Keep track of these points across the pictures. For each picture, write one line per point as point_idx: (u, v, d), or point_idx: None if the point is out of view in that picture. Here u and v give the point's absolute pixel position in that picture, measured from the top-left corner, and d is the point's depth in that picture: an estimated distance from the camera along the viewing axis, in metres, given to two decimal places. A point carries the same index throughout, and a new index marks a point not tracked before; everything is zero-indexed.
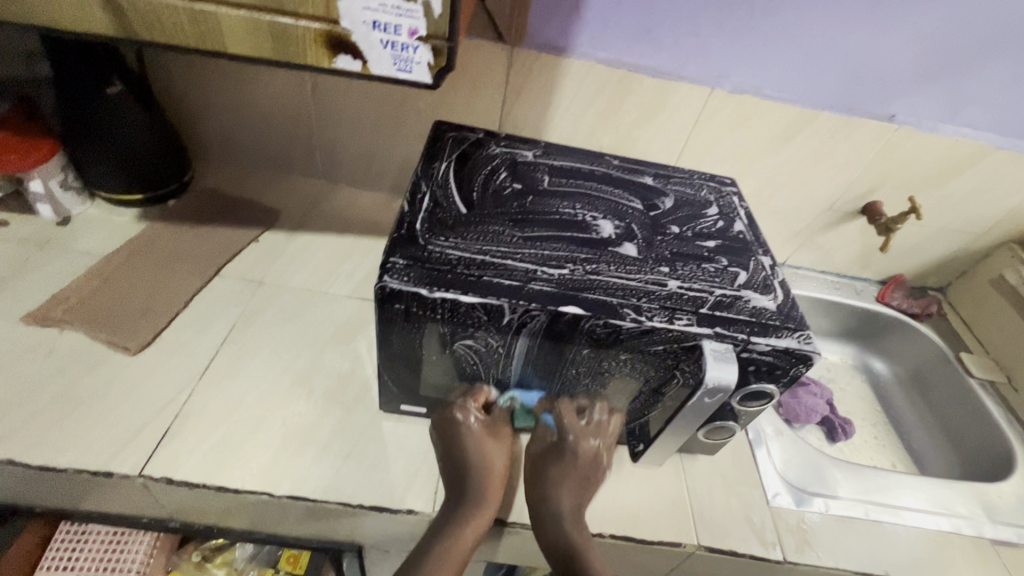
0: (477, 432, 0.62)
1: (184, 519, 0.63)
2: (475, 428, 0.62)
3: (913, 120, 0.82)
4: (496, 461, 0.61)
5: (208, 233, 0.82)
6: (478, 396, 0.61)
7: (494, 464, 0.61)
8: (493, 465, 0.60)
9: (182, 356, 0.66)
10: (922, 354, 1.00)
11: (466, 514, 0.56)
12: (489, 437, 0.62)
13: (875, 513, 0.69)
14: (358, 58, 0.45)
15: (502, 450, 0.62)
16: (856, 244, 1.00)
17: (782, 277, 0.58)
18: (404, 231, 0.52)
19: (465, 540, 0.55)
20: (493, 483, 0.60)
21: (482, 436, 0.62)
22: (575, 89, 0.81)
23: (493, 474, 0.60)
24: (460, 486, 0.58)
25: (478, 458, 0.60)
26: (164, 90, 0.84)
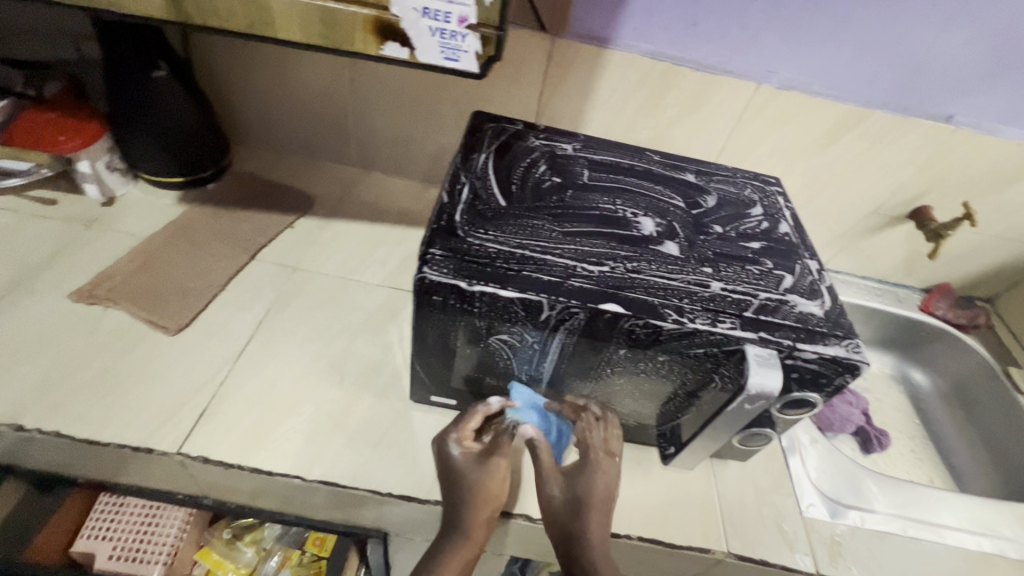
0: (469, 458, 0.56)
1: (218, 497, 0.65)
2: (469, 452, 0.57)
3: (972, 122, 0.78)
4: (496, 484, 0.55)
5: (246, 218, 0.83)
6: (466, 421, 0.58)
7: (491, 489, 0.55)
8: (490, 491, 0.55)
9: (219, 338, 0.68)
10: (967, 366, 0.96)
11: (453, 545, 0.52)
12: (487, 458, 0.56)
13: (913, 529, 0.66)
14: (406, 46, 0.45)
15: (499, 473, 0.56)
16: (901, 249, 0.97)
17: (830, 282, 0.56)
18: (444, 222, 0.52)
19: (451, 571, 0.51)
20: (487, 510, 0.54)
21: (476, 460, 0.56)
22: (615, 82, 0.79)
23: (493, 501, 0.55)
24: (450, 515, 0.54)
25: (469, 486, 0.54)
26: (206, 75, 0.85)
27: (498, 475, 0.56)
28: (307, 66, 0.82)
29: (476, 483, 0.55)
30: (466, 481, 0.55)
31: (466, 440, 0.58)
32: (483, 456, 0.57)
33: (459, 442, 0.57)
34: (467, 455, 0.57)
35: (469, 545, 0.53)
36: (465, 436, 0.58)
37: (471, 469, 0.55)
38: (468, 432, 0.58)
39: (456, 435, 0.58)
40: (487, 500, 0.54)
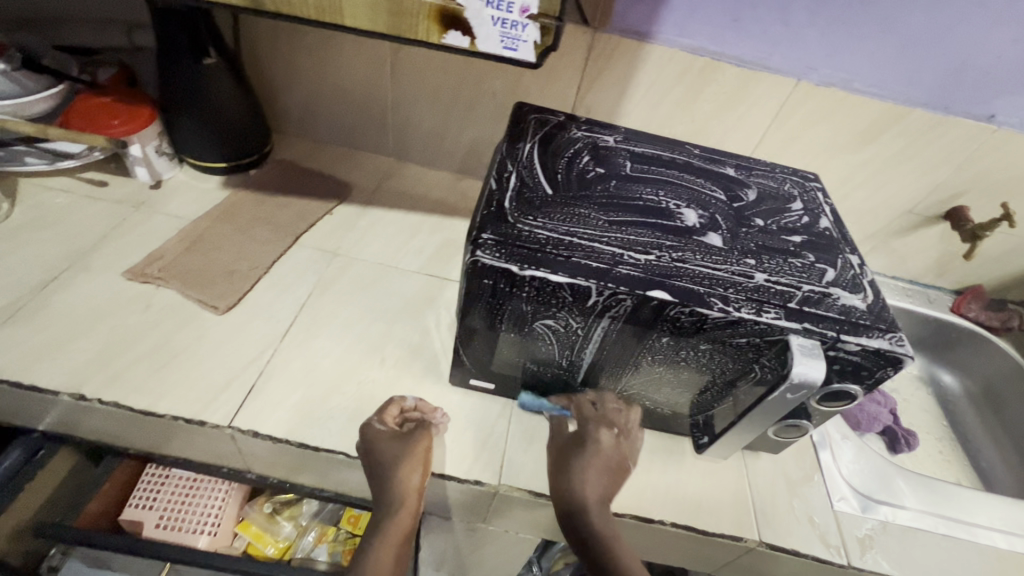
0: (388, 438, 0.59)
1: (261, 471, 0.67)
2: (387, 432, 0.60)
3: (1014, 122, 0.78)
4: (415, 462, 0.58)
5: (287, 203, 0.85)
6: (385, 410, 0.61)
7: (411, 467, 0.57)
8: (407, 470, 0.57)
9: (264, 318, 0.70)
10: (998, 369, 0.96)
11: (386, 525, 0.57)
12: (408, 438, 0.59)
13: (945, 526, 0.67)
14: (468, 35, 0.46)
15: (416, 454, 0.58)
16: (935, 250, 0.96)
17: (872, 277, 0.56)
18: (493, 208, 0.53)
19: (388, 553, 0.56)
20: (411, 487, 0.58)
21: (394, 439, 0.59)
22: (654, 76, 0.80)
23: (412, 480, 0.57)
24: (379, 494, 0.58)
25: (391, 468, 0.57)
26: (251, 62, 0.87)
27: (418, 453, 0.58)
28: (349, 56, 0.84)
29: (392, 461, 0.57)
30: (382, 460, 0.57)
31: (386, 423, 0.61)
32: (399, 434, 0.59)
33: (378, 425, 0.60)
34: (385, 435, 0.59)
35: (400, 525, 0.58)
36: (386, 421, 0.61)
37: (389, 448, 0.58)
38: (387, 418, 0.61)
39: (377, 420, 0.61)
40: (409, 476, 0.57)
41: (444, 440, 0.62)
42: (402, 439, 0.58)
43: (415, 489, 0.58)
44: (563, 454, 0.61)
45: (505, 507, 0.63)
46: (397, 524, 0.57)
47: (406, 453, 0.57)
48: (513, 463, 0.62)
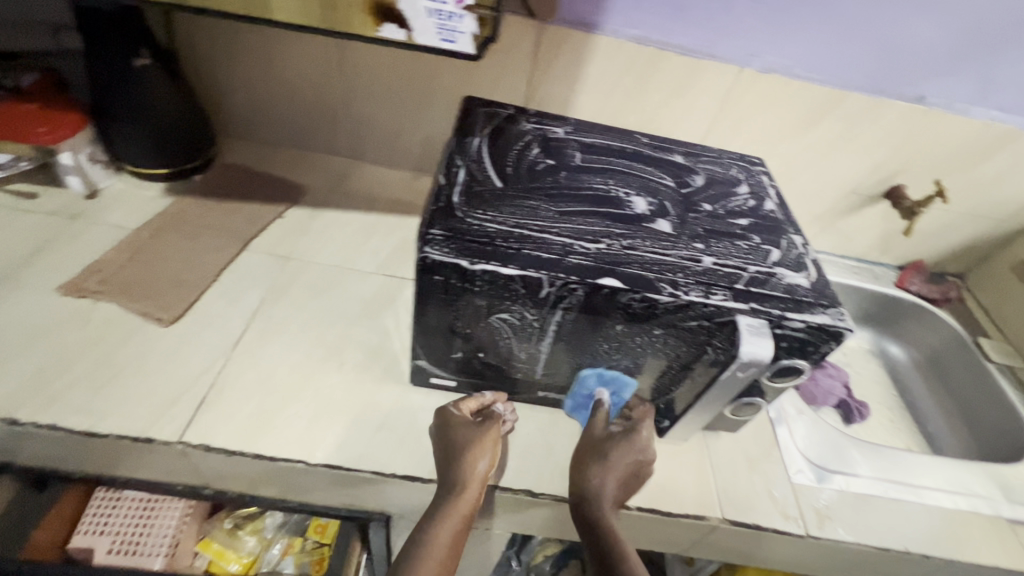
0: (463, 422, 0.59)
1: (218, 487, 0.65)
2: (463, 417, 0.60)
3: (942, 102, 0.82)
4: (484, 447, 0.57)
5: (235, 208, 0.82)
6: (465, 398, 0.62)
7: (480, 452, 0.57)
8: (476, 450, 0.56)
9: (215, 328, 0.67)
10: (941, 338, 1.00)
11: (447, 505, 0.53)
12: (482, 425, 0.59)
13: (895, 490, 0.70)
14: (404, 27, 0.45)
15: (486, 439, 0.58)
16: (877, 228, 1.00)
17: (815, 256, 0.58)
18: (442, 203, 0.52)
19: (443, 537, 0.51)
20: (478, 471, 0.56)
21: (472, 425, 0.59)
22: (603, 68, 0.80)
23: (481, 461, 0.56)
24: (445, 473, 0.56)
25: (467, 445, 0.57)
26: (189, 63, 0.84)
27: (488, 438, 0.58)
28: (293, 54, 0.81)
29: (467, 440, 0.57)
30: (457, 439, 0.57)
31: (461, 410, 0.61)
32: (474, 422, 0.60)
33: (454, 410, 0.61)
34: (461, 420, 0.60)
35: (459, 508, 0.53)
36: (464, 407, 0.61)
37: (465, 431, 0.58)
38: (465, 407, 0.62)
39: (455, 406, 0.61)
40: (474, 461, 0.56)
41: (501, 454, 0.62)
42: (476, 427, 0.59)
43: (478, 475, 0.55)
44: (596, 447, 0.58)
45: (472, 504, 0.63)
46: (457, 505, 0.54)
47: (478, 436, 0.57)
48: None
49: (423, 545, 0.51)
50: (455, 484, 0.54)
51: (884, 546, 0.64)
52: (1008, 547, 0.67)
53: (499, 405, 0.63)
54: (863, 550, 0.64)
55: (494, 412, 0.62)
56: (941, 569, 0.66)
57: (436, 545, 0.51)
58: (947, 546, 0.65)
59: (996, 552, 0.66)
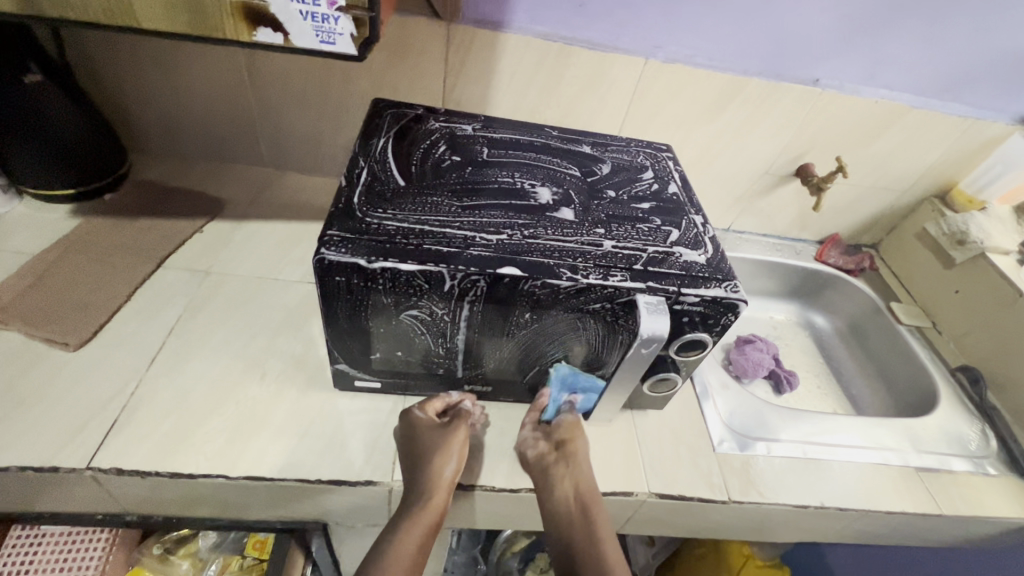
0: (428, 427, 0.61)
1: (141, 512, 0.63)
2: (429, 421, 0.61)
3: (836, 83, 0.87)
4: (450, 452, 0.59)
5: (150, 226, 0.80)
6: (427, 400, 0.63)
7: (446, 455, 0.58)
8: (442, 457, 0.58)
9: (128, 349, 0.65)
10: (858, 306, 1.07)
11: (411, 517, 0.55)
12: (447, 429, 0.60)
13: (812, 451, 0.74)
14: (279, 31, 0.45)
15: (453, 442, 0.59)
16: (793, 206, 1.06)
17: (712, 233, 0.61)
18: (342, 205, 0.52)
19: (406, 547, 0.54)
20: (443, 479, 0.57)
21: (438, 429, 0.60)
22: (515, 65, 0.82)
23: (447, 468, 0.58)
24: (411, 481, 0.58)
25: (434, 452, 0.58)
26: (89, 78, 0.81)
27: (454, 442, 0.59)
28: (200, 64, 0.79)
29: (433, 447, 0.58)
30: (423, 446, 0.59)
31: (426, 411, 0.62)
32: (440, 425, 0.61)
33: (419, 412, 0.62)
34: (425, 424, 0.61)
35: (424, 518, 0.55)
36: (428, 410, 0.63)
37: (431, 435, 0.59)
38: (429, 408, 0.63)
39: (416, 408, 0.62)
40: (439, 469, 0.57)
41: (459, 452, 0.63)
42: (442, 429, 0.60)
43: (444, 482, 0.57)
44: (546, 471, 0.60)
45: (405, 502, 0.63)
46: (421, 516, 0.56)
47: (443, 442, 0.59)
48: None
49: (386, 557, 0.53)
50: (420, 494, 0.56)
51: (801, 504, 0.67)
52: (915, 495, 0.72)
53: (464, 403, 0.65)
54: (783, 508, 0.67)
55: (461, 411, 0.64)
56: (856, 519, 0.70)
57: (399, 556, 0.53)
58: (860, 499, 0.70)
59: (903, 499, 0.71)
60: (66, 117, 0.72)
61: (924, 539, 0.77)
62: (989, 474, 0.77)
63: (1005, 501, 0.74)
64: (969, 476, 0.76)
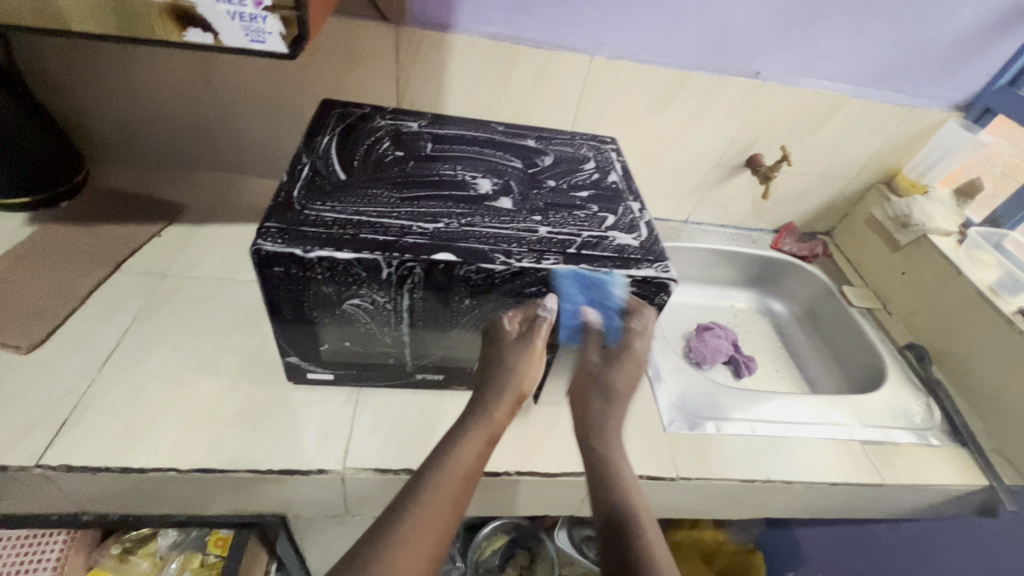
0: (517, 343, 0.58)
1: (97, 511, 0.63)
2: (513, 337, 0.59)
3: (775, 76, 0.91)
4: (532, 367, 0.59)
5: (107, 231, 0.81)
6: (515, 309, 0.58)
7: (528, 368, 0.59)
8: (513, 376, 0.58)
9: (81, 350, 0.66)
10: (812, 291, 1.10)
11: (476, 426, 0.57)
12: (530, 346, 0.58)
13: (760, 428, 0.76)
14: (208, 31, 0.47)
15: (533, 361, 0.59)
16: (746, 196, 1.09)
17: (648, 218, 0.63)
18: (281, 198, 0.54)
19: (469, 453, 0.55)
20: (507, 399, 0.59)
21: (523, 346, 0.58)
22: (464, 65, 0.84)
23: (518, 388, 0.59)
24: (480, 393, 0.60)
25: (507, 371, 0.59)
26: (44, 87, 0.82)
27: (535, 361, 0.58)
28: (154, 71, 0.81)
29: (512, 367, 0.58)
30: (500, 364, 0.59)
31: (512, 325, 0.58)
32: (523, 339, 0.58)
33: (508, 323, 0.58)
34: (514, 342, 0.58)
35: (486, 430, 0.57)
36: (516, 322, 0.58)
37: (513, 351, 0.58)
38: (516, 320, 0.58)
39: (507, 318, 0.58)
40: (509, 390, 0.59)
41: (412, 441, 0.65)
42: (525, 345, 0.58)
43: (507, 402, 0.59)
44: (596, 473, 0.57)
45: (359, 491, 0.64)
46: (482, 428, 0.57)
47: (524, 361, 0.58)
48: (358, 445, 0.63)
49: (449, 462, 0.53)
50: (485, 408, 0.58)
51: (747, 479, 0.70)
52: (859, 466, 0.75)
53: (542, 309, 0.57)
54: (730, 483, 0.70)
55: (540, 321, 0.57)
56: (803, 492, 0.73)
57: (461, 459, 0.54)
58: (804, 472, 0.72)
59: (847, 471, 0.74)
60: (19, 124, 0.73)
61: (873, 511, 0.80)
62: (932, 445, 0.80)
63: (946, 470, 0.77)
64: (912, 447, 0.79)
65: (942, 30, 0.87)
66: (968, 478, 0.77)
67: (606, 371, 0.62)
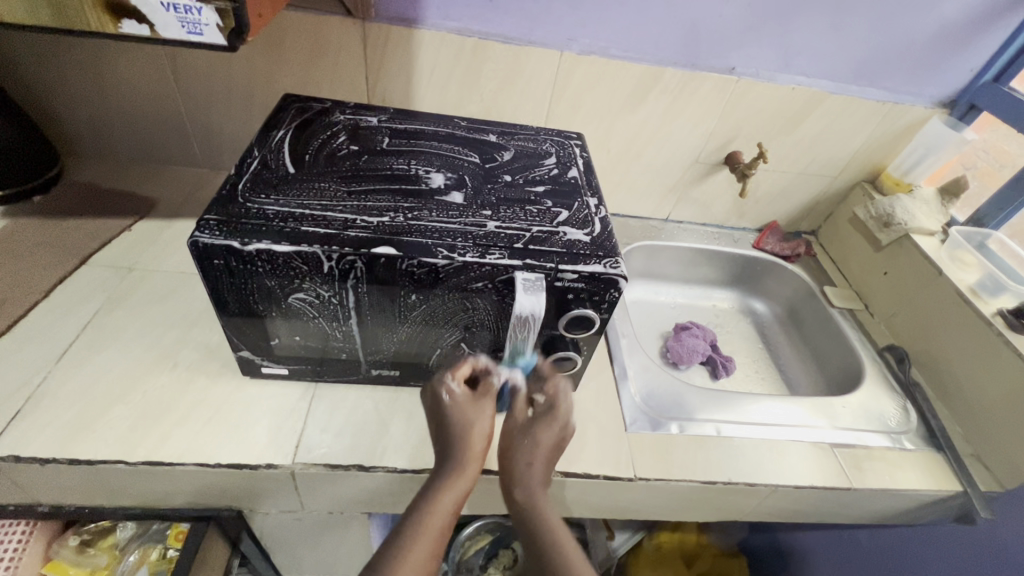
0: (465, 403, 0.59)
1: (53, 502, 0.64)
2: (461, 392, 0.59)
3: (752, 71, 0.89)
4: (484, 417, 0.58)
5: (77, 225, 0.81)
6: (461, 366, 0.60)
7: (481, 418, 0.58)
8: (472, 431, 0.57)
9: (40, 342, 0.66)
10: (794, 291, 1.08)
11: (449, 480, 0.54)
12: (478, 405, 0.59)
13: (725, 429, 0.75)
14: (144, 23, 0.47)
15: (486, 414, 0.59)
16: (727, 194, 1.07)
17: (604, 214, 0.62)
18: (225, 191, 0.54)
19: (443, 506, 0.52)
20: (474, 451, 0.56)
21: (471, 405, 0.59)
22: (433, 61, 0.84)
23: (480, 437, 0.57)
24: (444, 450, 0.56)
25: (463, 430, 0.57)
26: (19, 82, 0.83)
27: (486, 421, 0.58)
28: (124, 67, 0.82)
29: (469, 424, 0.57)
30: (456, 425, 0.57)
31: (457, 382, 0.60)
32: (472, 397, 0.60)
33: (451, 385, 0.59)
34: (459, 399, 0.59)
35: (459, 483, 0.54)
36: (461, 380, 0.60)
37: (465, 408, 0.59)
38: (460, 376, 0.60)
39: (450, 375, 0.60)
40: (473, 441, 0.56)
41: (366, 436, 0.64)
42: (475, 400, 0.59)
43: (477, 456, 0.56)
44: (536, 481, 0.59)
45: (312, 486, 0.64)
46: (457, 480, 0.54)
47: (478, 417, 0.58)
48: (310, 440, 0.63)
49: (426, 511, 0.51)
50: (456, 463, 0.55)
51: (708, 480, 0.69)
52: (827, 469, 0.73)
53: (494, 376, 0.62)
54: (691, 485, 0.68)
55: (488, 384, 0.61)
56: (767, 494, 0.71)
57: (435, 515, 0.51)
58: (768, 474, 0.71)
59: (813, 473, 0.72)
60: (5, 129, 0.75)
61: (844, 515, 0.78)
62: (905, 449, 0.78)
63: (918, 474, 0.75)
64: (884, 450, 0.77)
65: (922, 25, 0.85)
66: (941, 483, 0.75)
67: (531, 428, 0.59)
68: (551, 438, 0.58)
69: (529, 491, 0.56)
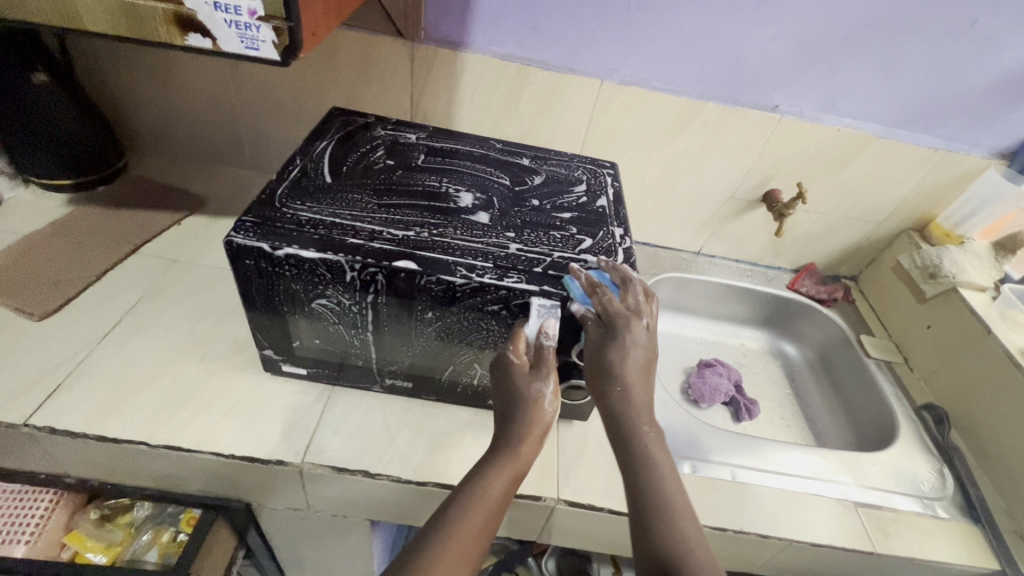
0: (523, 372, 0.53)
1: (80, 474, 0.67)
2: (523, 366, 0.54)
3: (796, 110, 0.88)
4: (543, 404, 0.52)
5: (131, 216, 0.87)
6: (517, 338, 0.55)
7: (539, 406, 0.52)
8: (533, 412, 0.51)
9: (86, 324, 0.71)
10: (828, 337, 1.04)
11: (500, 462, 0.50)
12: (538, 375, 0.53)
13: (741, 475, 0.73)
14: (207, 36, 0.51)
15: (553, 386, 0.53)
16: (762, 232, 1.05)
17: (629, 244, 0.62)
18: (264, 196, 0.57)
19: (494, 490, 0.49)
20: (532, 433, 0.51)
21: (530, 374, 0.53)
22: (476, 83, 0.86)
23: (542, 418, 0.52)
24: (502, 430, 0.52)
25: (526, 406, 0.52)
26: (96, 81, 0.90)
27: (548, 397, 0.52)
28: (189, 74, 0.88)
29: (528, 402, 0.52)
30: (514, 399, 0.52)
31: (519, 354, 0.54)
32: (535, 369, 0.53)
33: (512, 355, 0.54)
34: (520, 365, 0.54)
35: (513, 467, 0.50)
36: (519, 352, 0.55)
37: (526, 382, 0.53)
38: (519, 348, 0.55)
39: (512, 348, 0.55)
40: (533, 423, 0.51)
41: (376, 443, 0.65)
42: (536, 374, 0.53)
43: (531, 437, 0.51)
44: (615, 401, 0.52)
45: (318, 487, 0.65)
46: (506, 464, 0.50)
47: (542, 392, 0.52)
48: (320, 441, 0.64)
49: (474, 496, 0.48)
50: (508, 445, 0.51)
51: (719, 527, 0.66)
52: (848, 529, 0.69)
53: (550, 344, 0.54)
54: None
55: (546, 350, 0.53)
56: (781, 549, 0.68)
57: (486, 498, 0.48)
58: (782, 525, 0.67)
59: (834, 532, 0.68)
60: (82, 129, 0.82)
61: None
62: (937, 517, 0.73)
63: (950, 546, 0.70)
64: (913, 516, 0.72)
65: (981, 73, 0.82)
66: (976, 559, 0.69)
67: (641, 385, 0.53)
68: (646, 340, 0.53)
69: (627, 456, 0.49)
